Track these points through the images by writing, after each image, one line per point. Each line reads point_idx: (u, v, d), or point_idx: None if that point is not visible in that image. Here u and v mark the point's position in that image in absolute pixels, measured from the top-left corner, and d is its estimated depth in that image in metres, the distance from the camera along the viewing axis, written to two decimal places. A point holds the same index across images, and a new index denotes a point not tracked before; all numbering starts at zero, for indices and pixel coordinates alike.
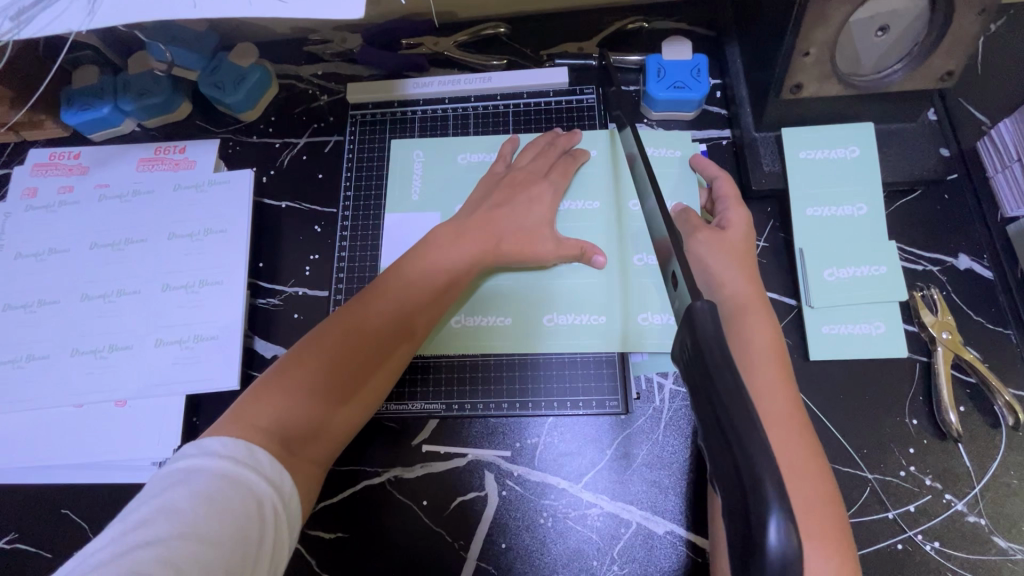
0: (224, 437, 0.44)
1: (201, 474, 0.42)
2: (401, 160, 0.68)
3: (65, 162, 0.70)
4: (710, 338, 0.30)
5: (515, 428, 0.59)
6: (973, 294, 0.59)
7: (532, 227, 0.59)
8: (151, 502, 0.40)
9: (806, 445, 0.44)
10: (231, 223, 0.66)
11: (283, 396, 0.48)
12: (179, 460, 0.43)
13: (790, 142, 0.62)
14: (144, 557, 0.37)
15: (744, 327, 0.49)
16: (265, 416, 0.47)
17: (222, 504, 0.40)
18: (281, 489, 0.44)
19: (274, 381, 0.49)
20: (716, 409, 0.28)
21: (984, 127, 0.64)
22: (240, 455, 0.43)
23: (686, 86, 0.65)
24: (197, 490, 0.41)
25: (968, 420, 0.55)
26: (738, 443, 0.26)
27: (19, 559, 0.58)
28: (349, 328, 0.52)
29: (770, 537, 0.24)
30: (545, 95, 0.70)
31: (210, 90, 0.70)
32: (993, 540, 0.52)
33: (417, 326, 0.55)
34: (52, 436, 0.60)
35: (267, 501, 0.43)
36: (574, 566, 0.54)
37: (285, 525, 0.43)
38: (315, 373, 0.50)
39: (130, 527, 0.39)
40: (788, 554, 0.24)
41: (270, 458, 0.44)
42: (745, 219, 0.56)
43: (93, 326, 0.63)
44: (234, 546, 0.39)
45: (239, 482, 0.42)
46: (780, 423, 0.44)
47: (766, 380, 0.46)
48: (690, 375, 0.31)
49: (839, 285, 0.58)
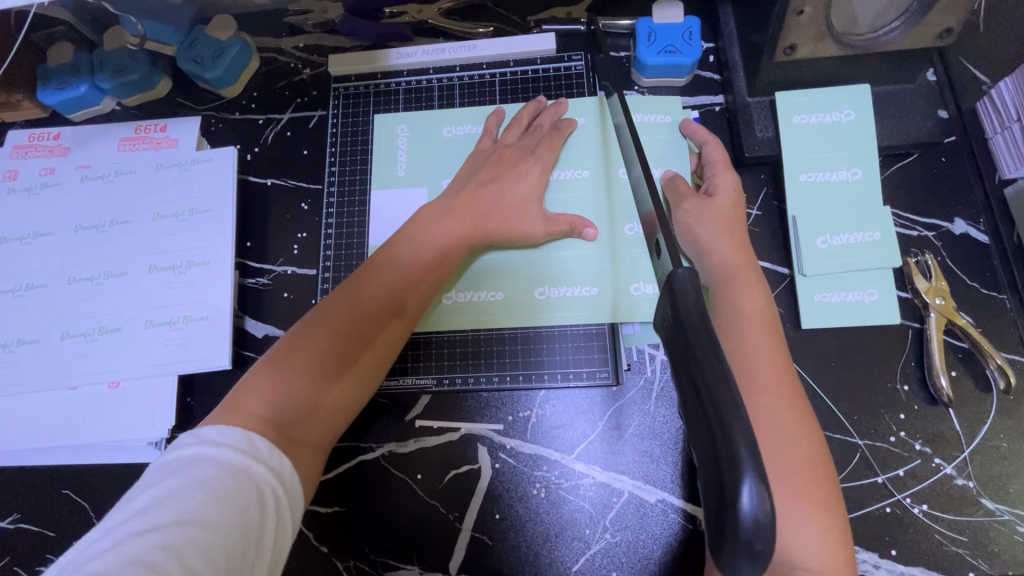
0: (221, 426, 0.44)
1: (199, 463, 0.41)
2: (386, 135, 0.67)
3: (44, 143, 0.68)
4: (690, 308, 0.29)
5: (507, 401, 0.59)
6: (969, 259, 0.58)
7: (520, 203, 0.58)
8: (148, 491, 0.40)
9: (793, 408, 0.44)
10: (215, 202, 0.65)
11: (275, 383, 0.48)
12: (176, 450, 0.43)
13: (783, 107, 0.61)
14: (143, 544, 0.36)
15: (733, 292, 0.48)
16: (261, 403, 0.47)
17: (221, 490, 0.40)
18: (279, 471, 0.44)
19: (270, 369, 0.49)
20: (696, 381, 0.27)
21: (983, 86, 0.62)
22: (240, 444, 0.43)
23: (678, 51, 0.63)
24: (196, 478, 0.40)
25: (959, 384, 0.55)
26: (716, 412, 0.26)
27: (23, 539, 0.59)
28: (336, 311, 0.52)
29: (741, 503, 0.24)
30: (533, 62, 0.68)
31: (188, 65, 0.68)
32: (980, 502, 0.52)
33: (411, 306, 0.54)
34: (47, 418, 0.60)
35: (266, 487, 0.42)
36: (567, 534, 0.55)
37: (286, 511, 0.43)
38: (306, 358, 0.50)
39: (127, 516, 0.39)
40: (760, 516, 0.24)
41: (268, 445, 0.44)
42: (734, 184, 0.55)
43: (82, 309, 0.63)
44: (236, 530, 0.39)
45: (235, 468, 0.42)
46: (770, 387, 0.44)
47: (756, 345, 0.45)
48: (671, 345, 0.30)
49: (832, 252, 0.57)
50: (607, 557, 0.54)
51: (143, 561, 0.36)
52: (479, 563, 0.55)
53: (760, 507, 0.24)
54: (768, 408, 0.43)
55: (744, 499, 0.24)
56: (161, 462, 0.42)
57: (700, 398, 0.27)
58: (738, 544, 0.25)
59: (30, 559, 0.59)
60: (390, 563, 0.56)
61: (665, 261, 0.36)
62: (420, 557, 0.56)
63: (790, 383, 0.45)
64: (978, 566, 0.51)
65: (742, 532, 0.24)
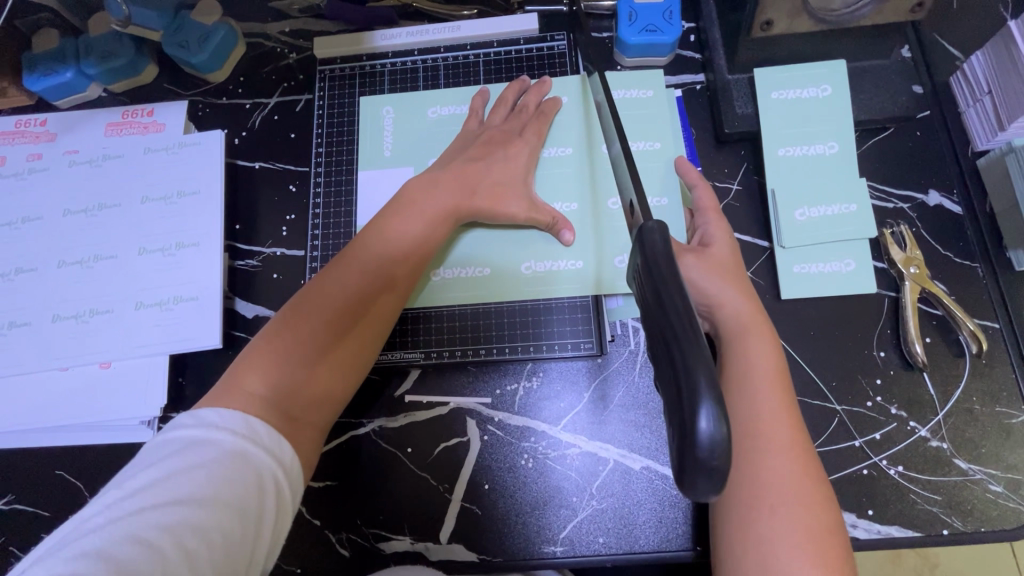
0: (219, 407, 0.45)
1: (199, 445, 0.42)
2: (372, 116, 0.67)
3: (31, 129, 0.69)
4: (658, 256, 0.31)
5: (495, 375, 0.60)
6: (942, 229, 0.60)
7: (504, 181, 0.59)
8: (147, 470, 0.40)
9: (800, 465, 0.44)
10: (204, 184, 0.66)
11: (270, 364, 0.49)
12: (175, 431, 0.43)
13: (762, 83, 0.62)
14: (141, 522, 0.37)
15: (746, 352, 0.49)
16: (259, 383, 0.48)
17: (219, 471, 0.40)
18: (277, 452, 0.44)
19: (265, 349, 0.50)
20: (665, 329, 0.28)
21: (957, 61, 0.64)
22: (239, 427, 0.44)
23: (658, 29, 0.64)
24: (194, 460, 0.41)
25: (933, 350, 0.56)
26: (680, 357, 0.27)
27: (18, 519, 0.60)
28: (327, 294, 0.53)
29: (702, 427, 0.26)
30: (516, 43, 0.69)
31: (175, 50, 0.68)
32: (954, 463, 0.54)
33: (403, 286, 0.56)
34: (40, 400, 0.61)
35: (265, 470, 0.43)
36: (554, 503, 0.56)
37: (285, 494, 0.44)
38: (300, 339, 0.50)
39: (125, 493, 0.39)
40: (717, 438, 0.26)
41: (268, 428, 0.45)
42: (727, 231, 0.55)
43: (72, 291, 0.63)
44: (233, 512, 0.40)
45: (231, 450, 0.42)
46: (783, 445, 0.45)
47: (768, 406, 0.46)
48: (643, 296, 0.31)
49: (810, 224, 0.59)
50: (594, 523, 0.55)
51: (140, 538, 0.37)
52: (469, 532, 0.56)
53: (717, 431, 0.26)
54: (777, 464, 0.44)
55: (702, 424, 0.26)
56: (160, 442, 0.42)
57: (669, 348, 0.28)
58: (698, 466, 0.26)
59: (26, 538, 0.59)
60: (382, 533, 0.57)
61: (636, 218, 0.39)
62: (411, 527, 0.57)
63: (801, 443, 0.45)
64: (952, 523, 0.52)
65: (699, 450, 0.26)
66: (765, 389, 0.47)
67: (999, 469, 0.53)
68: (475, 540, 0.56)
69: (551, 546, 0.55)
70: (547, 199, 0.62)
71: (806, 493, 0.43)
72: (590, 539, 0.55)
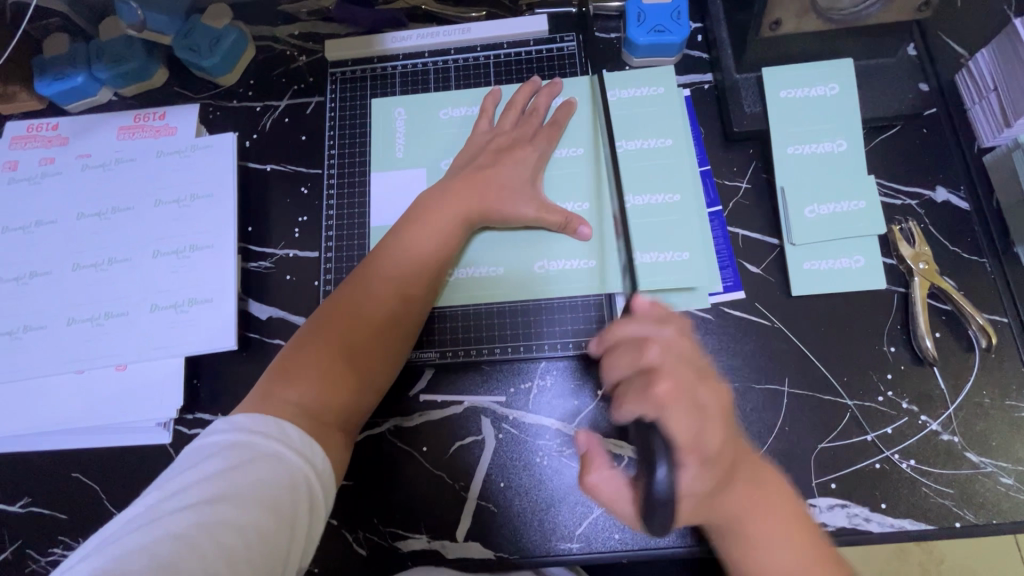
0: (252, 414, 0.46)
1: (236, 448, 0.43)
2: (383, 118, 0.68)
3: (43, 134, 0.69)
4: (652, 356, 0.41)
5: (510, 374, 0.60)
6: (950, 225, 0.60)
7: (516, 182, 0.60)
8: (186, 472, 0.41)
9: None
10: (217, 187, 0.66)
11: (301, 372, 0.50)
12: (211, 436, 0.44)
13: (770, 82, 0.62)
14: (181, 520, 0.38)
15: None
16: (292, 391, 0.49)
17: (256, 472, 0.42)
18: (309, 457, 0.45)
19: (296, 359, 0.51)
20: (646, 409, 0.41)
21: (962, 59, 0.64)
22: (272, 430, 0.45)
23: (666, 30, 0.64)
24: (232, 462, 0.42)
25: (943, 345, 0.57)
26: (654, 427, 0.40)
27: (35, 521, 0.60)
28: (355, 301, 0.54)
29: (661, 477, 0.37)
30: (526, 44, 0.69)
31: (186, 54, 0.69)
32: (965, 456, 0.54)
33: (426, 291, 0.57)
34: (55, 402, 0.61)
35: (299, 473, 0.44)
36: (570, 500, 0.57)
37: (318, 497, 0.44)
38: (329, 346, 0.52)
39: (166, 494, 0.40)
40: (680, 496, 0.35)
41: (299, 432, 0.46)
42: None
43: (86, 294, 0.63)
44: (269, 512, 0.40)
45: (267, 453, 0.43)
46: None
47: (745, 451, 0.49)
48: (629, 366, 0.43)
49: (819, 221, 0.59)
50: (610, 520, 0.56)
51: (181, 537, 0.37)
52: (485, 530, 0.57)
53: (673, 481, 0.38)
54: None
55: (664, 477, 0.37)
56: (198, 446, 0.43)
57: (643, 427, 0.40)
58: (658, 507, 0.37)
59: (43, 541, 0.60)
60: (399, 532, 0.57)
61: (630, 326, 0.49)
62: (428, 525, 0.57)
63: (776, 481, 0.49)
64: (964, 516, 0.53)
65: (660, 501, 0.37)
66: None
67: (1009, 462, 0.54)
68: (491, 538, 0.56)
69: (568, 542, 0.56)
70: (558, 199, 0.63)
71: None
72: (606, 535, 0.55)
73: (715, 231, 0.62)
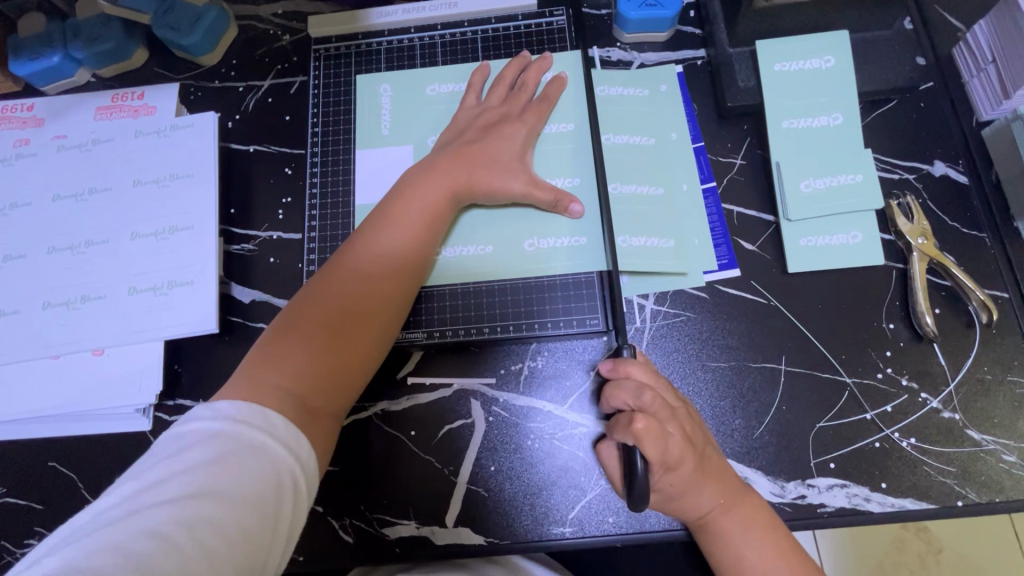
0: (236, 401, 0.43)
1: (217, 439, 0.41)
2: (369, 95, 0.66)
3: (18, 114, 0.67)
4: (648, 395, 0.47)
5: (500, 355, 0.59)
6: (949, 199, 0.59)
7: (505, 159, 0.58)
8: (165, 463, 0.39)
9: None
10: (197, 167, 0.64)
11: (286, 355, 0.48)
12: (191, 423, 0.42)
13: (764, 55, 0.61)
14: (159, 516, 0.37)
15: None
16: (278, 375, 0.47)
17: (238, 467, 0.39)
18: (295, 450, 0.43)
19: (280, 342, 0.49)
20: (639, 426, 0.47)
21: (959, 33, 0.63)
22: (255, 420, 0.42)
23: (658, 3, 0.63)
24: (213, 455, 0.40)
25: (943, 321, 0.56)
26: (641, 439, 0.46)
27: (10, 512, 0.58)
28: (343, 281, 0.52)
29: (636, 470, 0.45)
30: (514, 19, 0.68)
31: (164, 32, 0.66)
32: (966, 434, 0.53)
33: (415, 271, 0.55)
34: (30, 389, 0.59)
35: (284, 467, 0.41)
36: (562, 484, 0.55)
37: (303, 491, 0.42)
38: (315, 329, 0.50)
39: (144, 486, 0.38)
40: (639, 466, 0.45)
41: (285, 422, 0.43)
42: None
43: (62, 278, 0.61)
44: (251, 510, 0.39)
45: (250, 445, 0.41)
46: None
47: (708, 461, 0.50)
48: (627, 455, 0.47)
49: (815, 195, 0.58)
50: (603, 503, 0.54)
51: (158, 535, 0.36)
52: (475, 515, 0.55)
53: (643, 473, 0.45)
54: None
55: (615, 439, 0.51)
56: (177, 433, 0.41)
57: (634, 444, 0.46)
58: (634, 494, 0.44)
59: (18, 532, 0.58)
60: (386, 518, 0.56)
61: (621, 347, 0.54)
62: (417, 511, 0.56)
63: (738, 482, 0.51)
64: (966, 494, 0.52)
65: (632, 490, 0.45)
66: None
67: (1011, 439, 0.53)
68: (481, 523, 0.55)
69: (559, 527, 0.54)
70: (548, 176, 0.61)
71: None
72: (600, 519, 0.54)
73: (710, 208, 0.60)
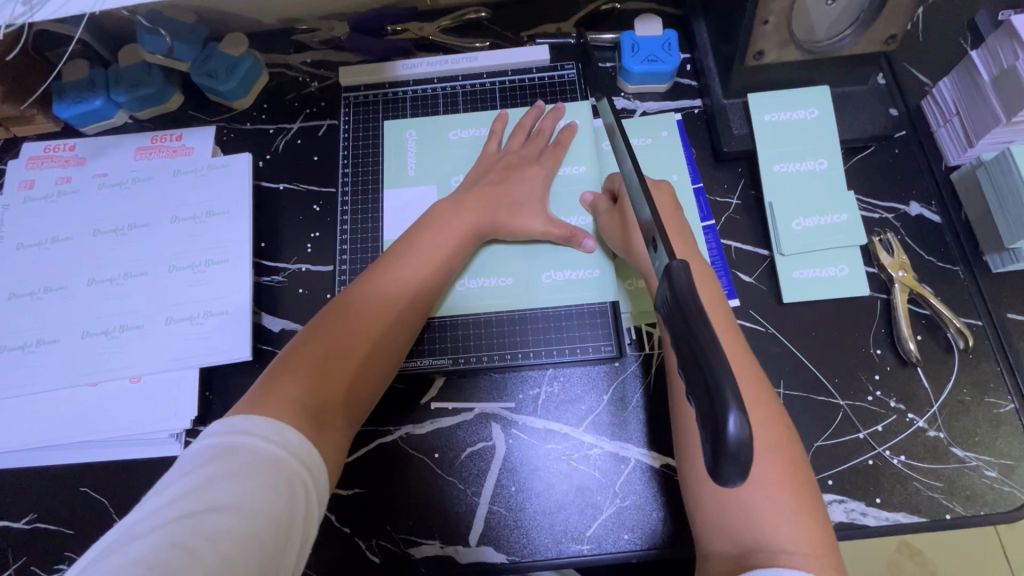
0: (252, 414, 0.44)
1: (233, 453, 0.41)
2: (396, 139, 0.72)
3: (60, 154, 0.71)
4: (685, 290, 0.35)
5: (517, 380, 0.63)
6: (925, 236, 0.65)
7: (524, 199, 0.64)
8: (184, 478, 0.39)
9: (783, 464, 0.45)
10: (232, 204, 0.69)
11: (303, 369, 0.49)
12: (207, 440, 0.42)
13: (755, 106, 0.67)
14: (181, 529, 0.36)
15: (761, 522, 0.43)
16: (294, 389, 0.47)
17: (256, 479, 0.39)
18: (310, 465, 0.43)
19: (297, 357, 0.50)
20: (701, 368, 0.32)
21: (926, 88, 0.71)
22: (271, 434, 0.42)
23: (659, 59, 0.69)
24: (234, 468, 0.40)
25: (925, 346, 0.61)
26: (705, 362, 0.31)
27: (41, 538, 0.60)
28: (360, 301, 0.54)
29: (729, 431, 0.29)
30: (529, 72, 0.74)
31: (202, 79, 0.71)
32: (951, 451, 0.58)
33: (429, 296, 0.58)
34: (68, 415, 0.62)
35: (297, 478, 0.42)
36: (579, 502, 0.58)
37: (314, 503, 0.42)
38: (332, 344, 0.51)
39: (164, 501, 0.38)
40: (743, 438, 0.29)
41: (299, 436, 0.44)
42: None
43: (102, 308, 0.65)
44: (269, 521, 0.38)
45: (267, 458, 0.41)
46: (765, 453, 0.45)
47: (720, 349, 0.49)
48: (687, 373, 0.33)
49: (805, 233, 0.64)
50: (618, 521, 0.57)
51: (180, 546, 0.35)
52: (496, 533, 0.58)
53: (742, 430, 0.29)
54: (774, 513, 0.43)
55: (730, 426, 0.29)
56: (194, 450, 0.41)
57: (698, 360, 0.32)
58: (725, 459, 0.30)
59: (48, 557, 0.59)
60: (411, 539, 0.58)
61: (661, 254, 0.40)
62: (440, 532, 0.58)
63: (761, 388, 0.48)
64: (953, 508, 0.56)
65: (727, 450, 0.29)
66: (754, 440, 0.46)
67: (992, 456, 0.57)
68: (501, 542, 0.58)
69: (578, 545, 0.57)
70: (564, 214, 0.66)
71: (820, 550, 0.42)
72: (616, 536, 0.57)
73: (710, 244, 0.65)
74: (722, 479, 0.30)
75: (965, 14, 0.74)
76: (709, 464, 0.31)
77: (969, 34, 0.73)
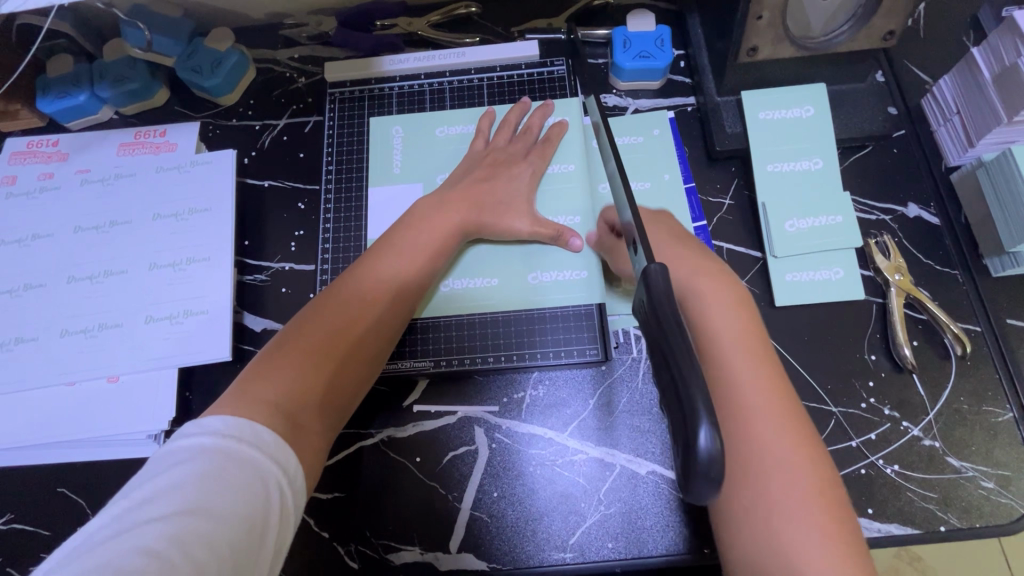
0: (226, 416, 0.42)
1: (206, 454, 0.39)
2: (381, 136, 0.70)
3: (43, 150, 0.70)
4: (660, 296, 0.34)
5: (503, 384, 0.61)
6: (923, 239, 0.63)
7: (511, 199, 0.62)
8: (156, 479, 0.38)
9: (810, 466, 0.41)
10: (215, 202, 0.68)
11: (281, 369, 0.47)
12: (179, 441, 0.40)
13: (750, 104, 0.65)
14: (150, 533, 0.35)
15: (787, 532, 0.39)
16: (271, 389, 0.45)
17: (229, 480, 0.38)
18: (285, 466, 0.42)
19: (275, 357, 0.48)
20: (672, 373, 0.30)
21: (926, 86, 0.69)
22: (245, 434, 0.41)
23: (651, 56, 0.68)
24: (206, 469, 0.38)
25: (921, 352, 0.59)
26: (678, 369, 0.30)
27: (16, 539, 0.59)
28: (342, 299, 0.52)
29: (700, 445, 0.28)
30: (518, 67, 0.72)
31: (188, 75, 0.70)
32: (947, 461, 0.56)
33: (414, 295, 0.57)
34: (45, 415, 0.61)
35: (272, 479, 0.40)
36: (563, 509, 0.57)
37: (290, 505, 0.41)
38: (312, 343, 0.49)
39: (135, 504, 0.37)
40: (713, 452, 0.28)
41: (274, 436, 0.42)
42: None
43: (81, 306, 0.64)
44: (242, 523, 0.37)
45: (240, 458, 0.40)
46: (787, 457, 0.42)
47: (733, 343, 0.46)
48: (659, 377, 0.32)
49: (798, 235, 0.62)
50: (603, 529, 0.56)
51: (149, 551, 0.34)
52: (478, 540, 0.57)
53: (713, 446, 0.28)
54: (800, 521, 0.39)
55: (701, 441, 0.28)
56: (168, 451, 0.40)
57: (669, 368, 0.31)
58: (695, 476, 0.28)
59: (22, 559, 0.58)
60: (391, 544, 0.57)
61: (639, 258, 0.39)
62: (421, 537, 0.57)
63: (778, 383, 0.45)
64: (948, 520, 0.54)
65: (698, 464, 0.28)
66: (770, 446, 0.42)
67: (989, 466, 0.56)
68: (484, 549, 0.56)
69: (561, 553, 0.56)
70: (551, 214, 0.65)
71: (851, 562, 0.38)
72: (600, 545, 0.55)
73: None
74: (693, 494, 0.29)
75: (967, 11, 0.72)
76: (680, 476, 0.30)
77: (971, 31, 0.71)
